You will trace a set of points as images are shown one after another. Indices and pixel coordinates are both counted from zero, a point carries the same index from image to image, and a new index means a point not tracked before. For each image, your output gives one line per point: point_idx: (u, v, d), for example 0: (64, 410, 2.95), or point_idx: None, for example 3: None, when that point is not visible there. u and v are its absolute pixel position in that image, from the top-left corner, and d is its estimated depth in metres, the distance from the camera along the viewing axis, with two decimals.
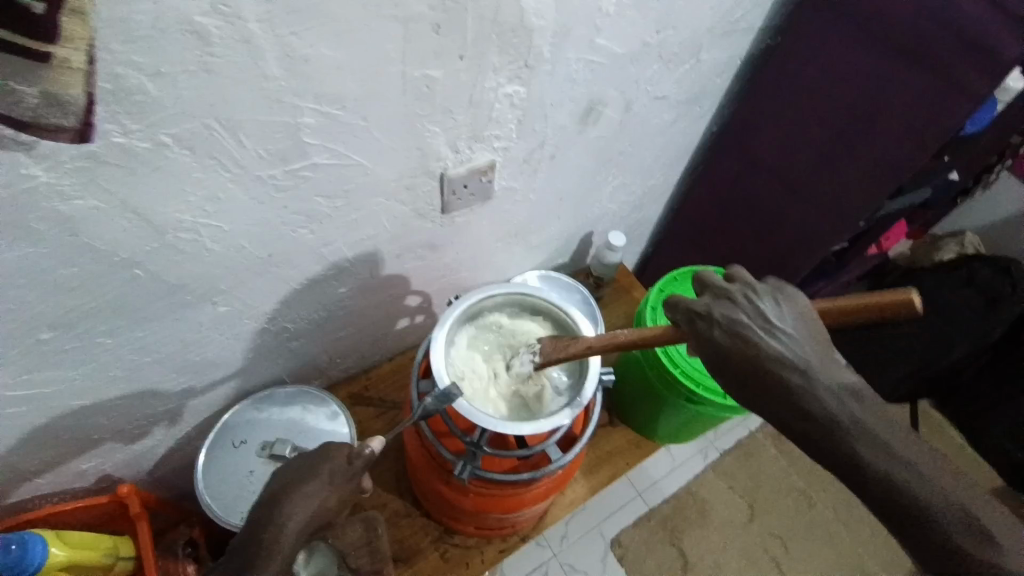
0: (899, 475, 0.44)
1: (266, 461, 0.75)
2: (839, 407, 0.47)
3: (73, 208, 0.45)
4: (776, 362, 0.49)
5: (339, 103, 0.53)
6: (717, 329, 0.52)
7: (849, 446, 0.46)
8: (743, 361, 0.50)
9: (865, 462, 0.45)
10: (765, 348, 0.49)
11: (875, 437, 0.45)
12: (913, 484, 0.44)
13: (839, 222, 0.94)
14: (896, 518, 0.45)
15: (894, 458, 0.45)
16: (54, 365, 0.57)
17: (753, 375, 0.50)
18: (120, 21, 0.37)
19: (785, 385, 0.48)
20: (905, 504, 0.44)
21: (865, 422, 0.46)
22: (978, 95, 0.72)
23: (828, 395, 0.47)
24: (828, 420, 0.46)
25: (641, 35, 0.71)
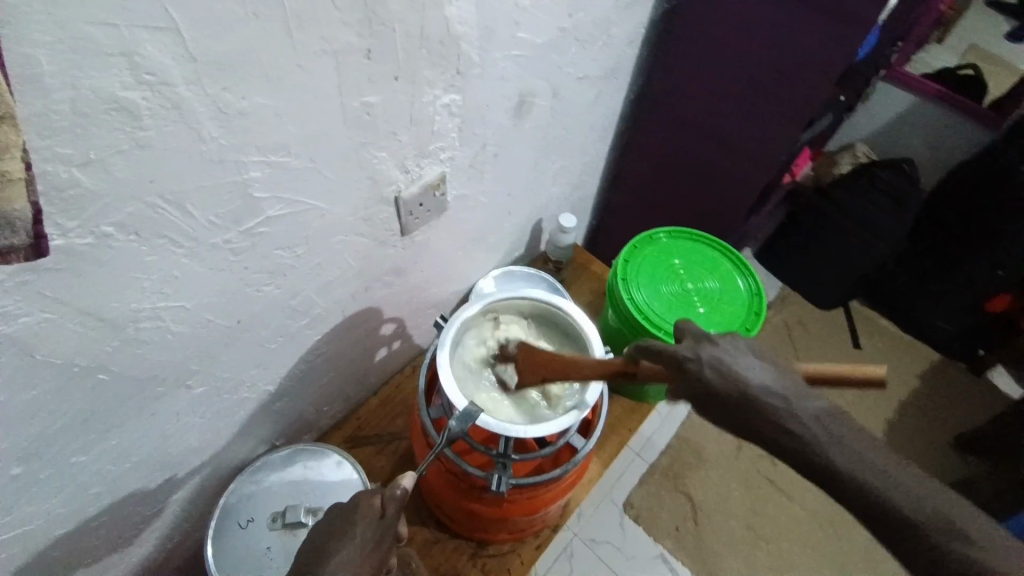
0: (890, 495, 0.44)
1: (283, 532, 0.71)
2: (826, 434, 0.45)
3: (20, 326, 0.41)
4: (765, 398, 0.46)
5: (283, 150, 0.50)
6: (704, 371, 0.47)
7: (842, 472, 0.44)
8: (729, 401, 0.46)
9: (859, 487, 0.44)
10: (753, 385, 0.46)
11: (860, 458, 0.45)
12: (904, 501, 0.44)
13: (766, 161, 1.02)
14: (892, 538, 0.44)
15: (881, 478, 0.44)
16: (27, 500, 0.52)
17: (743, 413, 0.46)
18: (37, 116, 0.34)
19: (775, 418, 0.46)
20: (898, 523, 0.43)
21: (848, 441, 0.45)
22: (868, 22, 0.79)
23: (816, 424, 0.45)
24: (818, 449, 0.45)
25: (558, 21, 0.72)
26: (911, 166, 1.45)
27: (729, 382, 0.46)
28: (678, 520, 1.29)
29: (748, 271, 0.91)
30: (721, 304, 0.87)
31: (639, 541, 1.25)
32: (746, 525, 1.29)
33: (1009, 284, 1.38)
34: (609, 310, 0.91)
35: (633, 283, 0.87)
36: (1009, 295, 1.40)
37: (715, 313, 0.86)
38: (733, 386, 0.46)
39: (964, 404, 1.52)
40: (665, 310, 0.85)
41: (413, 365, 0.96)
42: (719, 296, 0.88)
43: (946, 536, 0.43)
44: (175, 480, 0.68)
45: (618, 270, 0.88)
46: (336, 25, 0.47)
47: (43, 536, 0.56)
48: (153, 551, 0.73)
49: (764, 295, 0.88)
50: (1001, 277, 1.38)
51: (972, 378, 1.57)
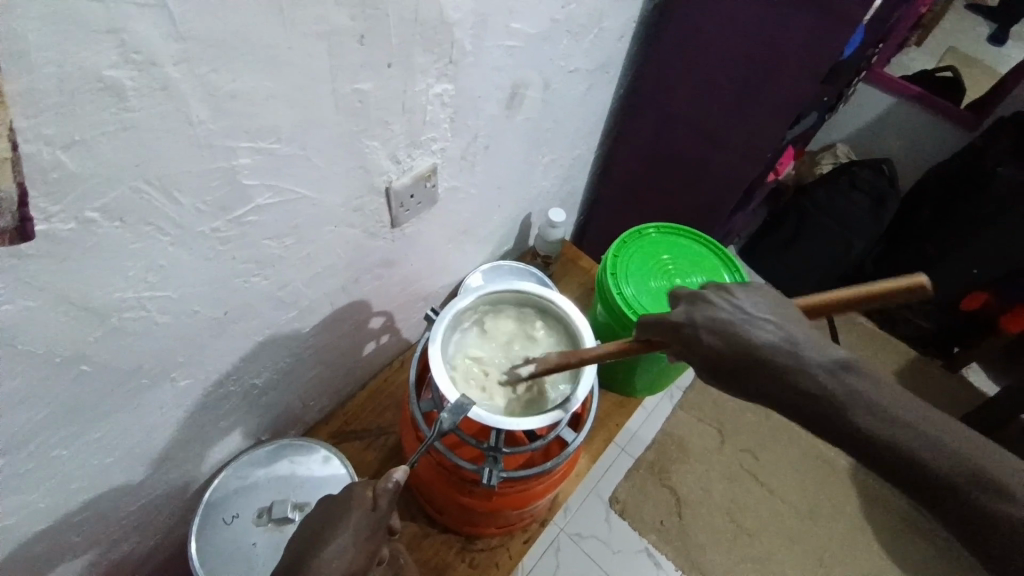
0: (920, 448, 0.44)
1: (269, 528, 0.70)
2: (844, 388, 0.46)
3: (0, 314, 0.40)
4: (773, 355, 0.48)
5: (273, 136, 0.49)
6: (705, 333, 0.51)
7: (862, 426, 0.45)
8: (737, 359, 0.49)
9: (886, 442, 0.44)
10: (760, 343, 0.48)
11: (883, 411, 0.45)
12: (933, 454, 0.44)
13: (753, 158, 1.03)
14: (930, 494, 0.44)
15: (912, 432, 0.44)
16: (4, 496, 0.50)
17: (747, 366, 0.49)
18: (20, 95, 0.33)
19: (780, 371, 0.47)
20: (930, 478, 0.43)
21: (869, 396, 0.46)
22: (854, 21, 0.80)
23: (835, 379, 0.46)
24: (832, 401, 0.46)
25: (550, 12, 0.72)
26: (891, 167, 1.48)
27: (738, 342, 0.49)
28: (663, 513, 1.30)
29: (735, 266, 0.92)
30: None
31: (625, 535, 1.26)
32: (729, 517, 1.31)
33: (983, 282, 1.42)
34: (599, 305, 0.91)
35: (623, 277, 0.87)
36: (982, 292, 1.44)
37: None
38: (739, 346, 0.49)
39: (939, 399, 1.56)
40: (655, 304, 0.85)
41: (401, 359, 0.95)
42: None
43: (985, 490, 0.42)
44: (158, 475, 0.66)
45: (609, 264, 0.89)
46: (328, 8, 0.45)
47: (21, 532, 0.55)
48: (135, 549, 0.72)
49: (751, 291, 0.89)
50: (976, 275, 1.41)
51: (947, 374, 1.61)
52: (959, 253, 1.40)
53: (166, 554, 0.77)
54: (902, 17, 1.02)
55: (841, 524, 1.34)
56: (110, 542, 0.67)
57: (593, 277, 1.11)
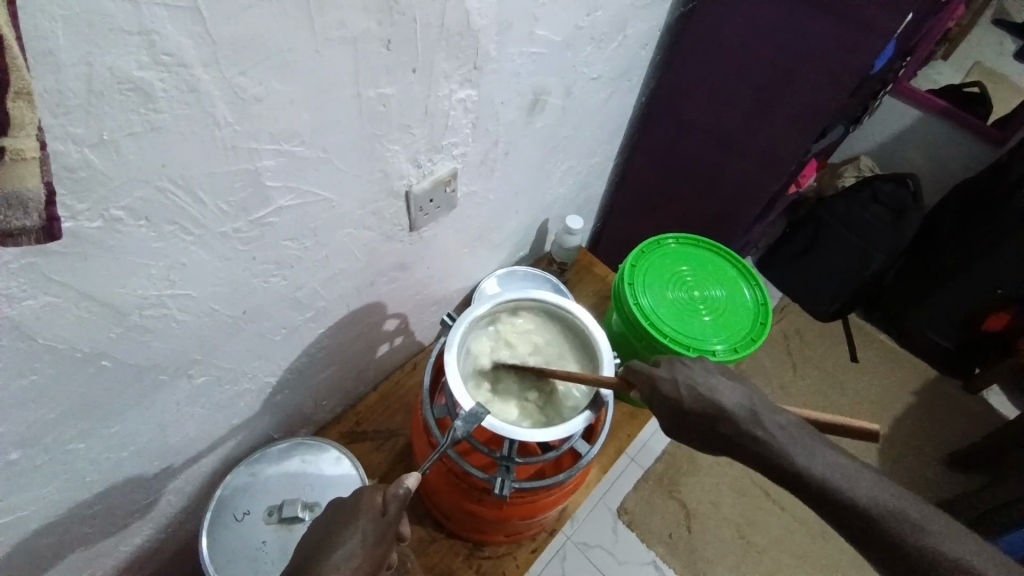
0: (857, 495, 0.47)
1: (277, 526, 0.70)
2: (785, 438, 0.50)
3: (24, 309, 0.40)
4: (731, 410, 0.52)
5: (296, 138, 0.49)
6: (680, 385, 0.54)
7: (809, 475, 0.48)
8: (699, 414, 0.53)
9: (826, 489, 0.48)
10: (720, 400, 0.52)
11: (820, 460, 0.49)
12: (871, 501, 0.47)
13: (776, 170, 1.01)
14: (877, 544, 0.46)
15: (849, 481, 0.48)
16: (21, 487, 0.51)
17: (709, 425, 0.53)
18: (49, 94, 0.33)
19: (739, 428, 0.51)
20: (868, 523, 0.46)
21: (807, 444, 0.50)
22: (886, 34, 0.78)
23: (778, 431, 0.50)
24: (783, 453, 0.49)
25: (574, 20, 0.71)
26: (915, 181, 1.44)
27: (703, 398, 0.53)
28: (670, 526, 1.28)
29: (754, 281, 0.91)
30: (729, 314, 0.87)
31: (631, 546, 1.25)
32: (739, 534, 1.29)
33: (1008, 302, 1.38)
34: (614, 313, 0.90)
35: (640, 287, 0.86)
36: (1005, 313, 1.40)
37: (721, 321, 0.86)
38: (705, 400, 0.53)
39: (958, 421, 1.53)
40: (672, 316, 0.84)
41: (413, 362, 0.95)
42: (726, 304, 0.88)
43: (925, 537, 0.45)
44: (170, 470, 0.67)
45: (625, 274, 0.88)
46: (356, 13, 0.46)
47: (36, 522, 0.55)
48: (146, 541, 0.72)
49: (771, 306, 0.88)
50: (999, 296, 1.38)
51: (966, 396, 1.57)
52: (982, 270, 1.38)
53: (174, 547, 0.78)
54: (933, 30, 0.99)
55: (853, 545, 1.31)
56: (121, 535, 0.67)
57: (608, 286, 1.10)
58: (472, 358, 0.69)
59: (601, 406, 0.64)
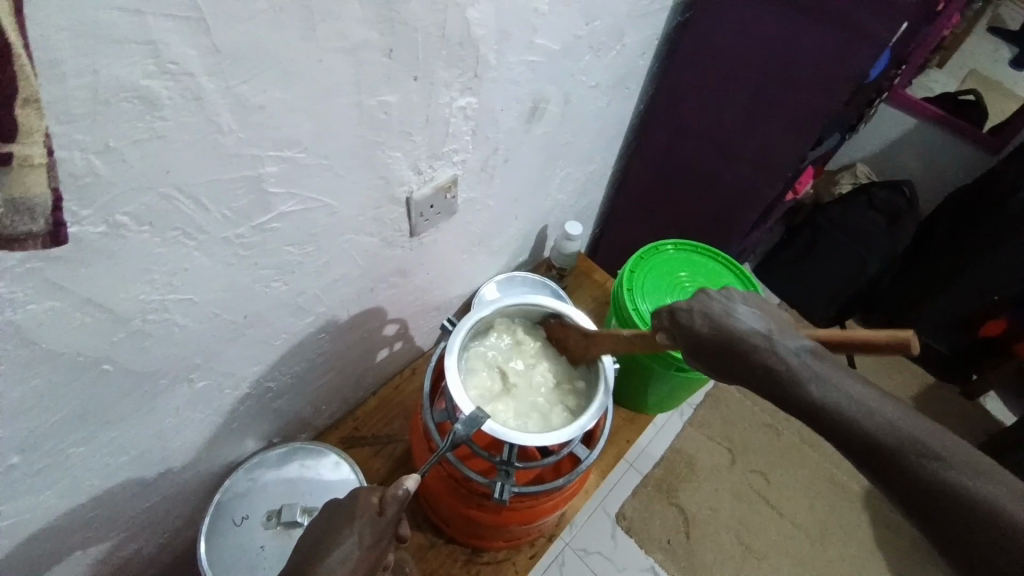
0: (868, 422, 0.43)
1: (276, 532, 0.70)
2: (803, 369, 0.48)
3: (28, 314, 0.41)
4: (749, 338, 0.51)
5: (299, 146, 0.50)
6: (699, 320, 0.55)
7: (815, 401, 0.46)
8: (716, 343, 0.53)
9: (835, 416, 0.45)
10: (738, 329, 0.52)
11: (837, 390, 0.46)
12: (886, 430, 0.43)
13: (773, 176, 1.02)
14: (883, 475, 0.42)
15: (861, 409, 0.44)
16: (21, 492, 0.51)
17: (723, 350, 0.52)
18: (57, 102, 0.33)
19: (748, 352, 0.50)
20: (877, 449, 0.43)
21: (827, 378, 0.47)
22: (881, 43, 0.79)
23: (793, 361, 0.48)
24: (789, 378, 0.48)
25: (573, 29, 0.72)
26: (910, 188, 1.45)
27: (722, 327, 0.53)
28: (669, 532, 1.28)
29: (752, 286, 0.91)
30: None
31: (630, 551, 1.25)
32: (738, 539, 1.29)
33: (1003, 307, 1.40)
34: (613, 319, 0.91)
35: (639, 293, 0.87)
36: (1002, 319, 1.41)
37: None
38: (721, 330, 0.53)
39: (956, 426, 1.53)
40: None
41: (413, 367, 0.95)
42: None
43: (941, 470, 0.40)
44: (169, 475, 0.67)
45: (624, 279, 0.88)
46: (357, 22, 0.46)
47: (35, 528, 0.55)
48: (145, 547, 0.72)
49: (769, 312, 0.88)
50: (997, 301, 1.39)
51: (964, 401, 1.57)
52: (977, 276, 1.39)
53: (173, 553, 0.78)
54: (927, 38, 1.00)
55: (853, 550, 1.31)
56: (119, 540, 0.67)
57: (607, 291, 1.11)
58: (474, 356, 0.71)
59: (600, 411, 0.64)
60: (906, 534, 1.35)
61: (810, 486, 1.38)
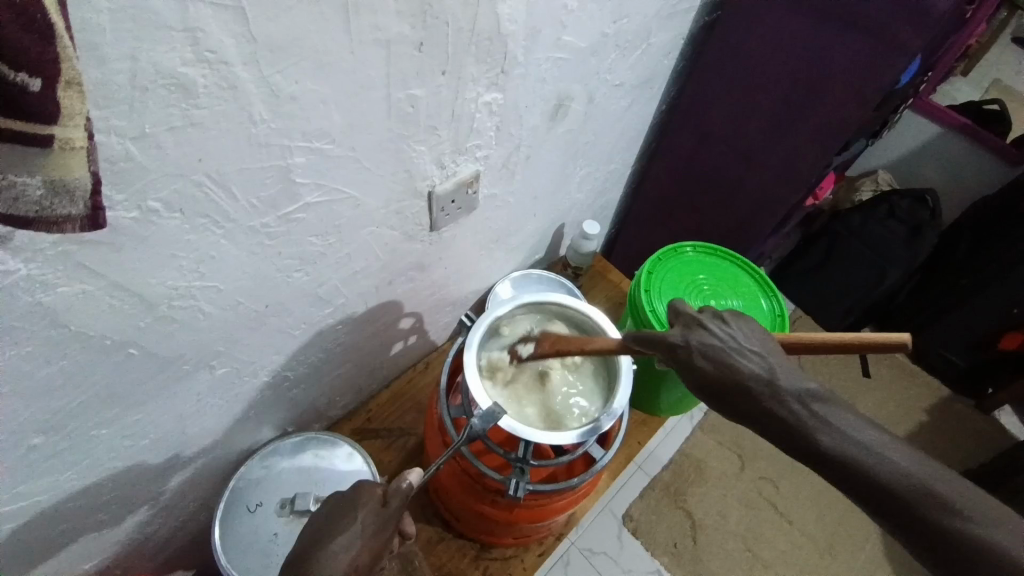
0: (879, 469, 0.46)
1: (289, 520, 0.70)
2: (812, 416, 0.49)
3: (57, 296, 0.41)
4: (753, 382, 0.51)
5: (326, 137, 0.50)
6: (700, 358, 0.54)
7: (828, 450, 0.47)
8: (721, 384, 0.53)
9: (861, 470, 0.46)
10: (743, 370, 0.52)
11: (852, 440, 0.47)
12: (893, 474, 0.45)
13: (795, 182, 1.01)
14: (887, 509, 0.46)
15: (877, 460, 0.46)
16: (44, 472, 0.52)
17: (735, 397, 0.52)
18: (97, 85, 0.34)
19: (760, 402, 0.51)
20: (882, 491, 0.45)
21: (837, 422, 0.48)
22: (912, 51, 0.77)
23: (834, 427, 0.48)
24: (803, 429, 0.48)
25: (601, 27, 0.72)
26: (935, 198, 1.42)
27: (735, 375, 0.52)
28: (675, 536, 1.28)
29: (772, 292, 0.90)
30: None
31: (635, 554, 1.25)
32: (745, 546, 1.28)
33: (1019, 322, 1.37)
34: (628, 320, 0.90)
35: (656, 294, 0.86)
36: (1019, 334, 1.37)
37: None
38: (727, 373, 0.52)
39: (970, 442, 1.51)
40: None
41: (426, 361, 0.95)
42: (743, 314, 0.87)
43: (941, 511, 0.44)
44: (186, 460, 0.67)
45: (641, 280, 0.88)
46: (390, 16, 0.46)
47: (54, 507, 0.56)
48: (159, 530, 0.73)
49: (788, 318, 0.87)
50: (1015, 316, 1.36)
51: (979, 416, 1.55)
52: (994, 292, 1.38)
53: (185, 536, 0.79)
54: (955, 47, 0.98)
55: (861, 562, 1.30)
56: (136, 522, 0.68)
57: (622, 292, 1.10)
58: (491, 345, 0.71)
59: (618, 412, 0.65)
60: None
61: (819, 495, 1.37)
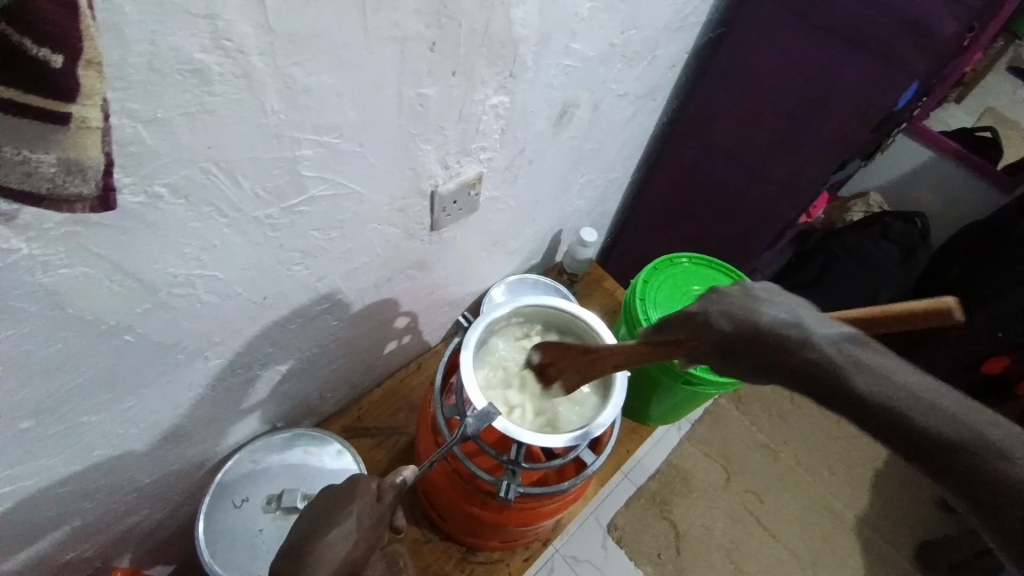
0: (930, 415, 0.37)
1: (277, 515, 0.70)
2: (846, 358, 0.41)
3: (59, 278, 0.41)
4: (776, 329, 0.44)
5: (336, 131, 0.50)
6: (718, 312, 0.48)
7: (864, 394, 0.39)
8: (740, 337, 0.45)
9: (901, 415, 0.37)
10: (764, 318, 0.45)
11: (895, 384, 0.38)
12: (949, 422, 0.36)
13: (792, 198, 1.02)
14: (947, 471, 0.35)
15: (927, 405, 0.37)
16: (29, 456, 0.51)
17: (751, 347, 0.45)
18: (115, 67, 0.34)
19: (780, 345, 0.43)
20: (929, 444, 0.36)
21: (875, 364, 0.40)
22: (914, 74, 0.79)
23: (873, 369, 0.40)
24: (835, 371, 0.40)
25: (609, 37, 0.73)
26: (925, 222, 1.49)
27: (750, 322, 0.45)
28: (659, 546, 1.28)
29: None
30: None
31: (620, 563, 1.25)
32: (728, 558, 1.29)
33: (1008, 347, 1.39)
34: (623, 328, 0.91)
35: (652, 304, 0.87)
36: (1003, 358, 1.41)
37: None
38: (745, 323, 0.45)
39: None
40: None
41: (420, 361, 0.95)
42: None
43: (1018, 468, 0.33)
44: (174, 451, 0.67)
45: (637, 289, 0.88)
46: (406, 13, 0.46)
47: (38, 494, 0.55)
48: (142, 521, 0.72)
49: None
50: (1000, 339, 1.38)
51: None
52: (978, 317, 1.38)
53: (168, 529, 0.78)
54: (951, 74, 1.00)
55: None
56: (121, 512, 0.67)
57: (618, 300, 1.11)
58: (495, 345, 0.72)
59: (602, 426, 0.64)
60: (893, 564, 1.35)
61: (803, 510, 1.38)
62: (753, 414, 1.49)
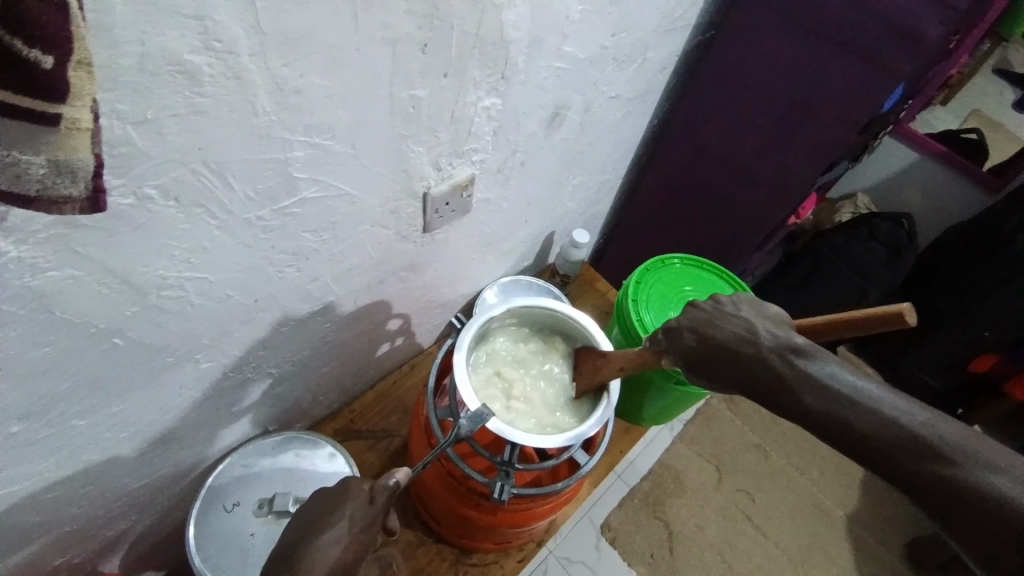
0: (869, 422, 0.44)
1: (269, 519, 0.69)
2: (793, 370, 0.48)
3: (47, 280, 0.40)
4: (735, 347, 0.52)
5: (328, 133, 0.50)
6: (687, 330, 0.56)
7: (813, 406, 0.47)
8: (704, 354, 0.54)
9: (845, 423, 0.45)
10: (724, 336, 0.53)
11: (836, 393, 0.46)
12: (884, 426, 0.44)
13: (781, 199, 1.03)
14: (888, 469, 0.44)
15: (867, 413, 0.45)
16: (17, 461, 0.50)
17: (716, 363, 0.53)
18: (104, 67, 0.33)
19: (737, 360, 0.51)
20: (869, 446, 0.44)
21: (819, 375, 0.47)
22: (900, 77, 0.81)
23: (819, 380, 0.47)
24: (785, 384, 0.48)
25: (600, 39, 0.73)
26: (911, 222, 1.49)
27: (713, 340, 0.53)
28: (652, 546, 1.28)
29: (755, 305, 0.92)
30: None
31: (613, 564, 1.25)
32: (720, 557, 1.30)
33: (996, 346, 1.41)
34: (616, 329, 0.92)
35: (644, 304, 0.87)
36: (992, 357, 1.43)
37: None
38: (709, 342, 0.53)
39: None
40: None
41: (413, 363, 0.95)
42: None
43: (936, 463, 0.42)
44: (163, 455, 0.66)
45: (629, 290, 0.89)
46: (398, 16, 0.47)
47: (25, 500, 0.55)
48: (131, 527, 0.71)
49: None
50: (988, 338, 1.41)
51: None
52: (966, 318, 1.42)
53: (158, 534, 0.77)
54: (935, 76, 1.02)
55: None
56: (110, 518, 0.67)
57: (610, 301, 1.11)
58: (490, 344, 0.72)
59: (598, 424, 0.64)
60: (882, 561, 1.37)
61: (794, 509, 1.39)
62: (744, 414, 1.51)
